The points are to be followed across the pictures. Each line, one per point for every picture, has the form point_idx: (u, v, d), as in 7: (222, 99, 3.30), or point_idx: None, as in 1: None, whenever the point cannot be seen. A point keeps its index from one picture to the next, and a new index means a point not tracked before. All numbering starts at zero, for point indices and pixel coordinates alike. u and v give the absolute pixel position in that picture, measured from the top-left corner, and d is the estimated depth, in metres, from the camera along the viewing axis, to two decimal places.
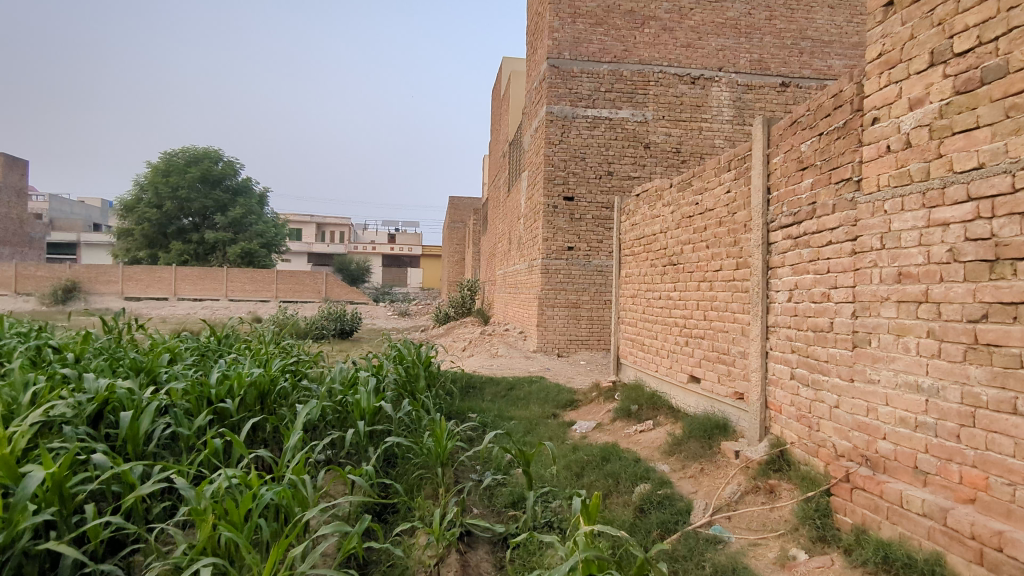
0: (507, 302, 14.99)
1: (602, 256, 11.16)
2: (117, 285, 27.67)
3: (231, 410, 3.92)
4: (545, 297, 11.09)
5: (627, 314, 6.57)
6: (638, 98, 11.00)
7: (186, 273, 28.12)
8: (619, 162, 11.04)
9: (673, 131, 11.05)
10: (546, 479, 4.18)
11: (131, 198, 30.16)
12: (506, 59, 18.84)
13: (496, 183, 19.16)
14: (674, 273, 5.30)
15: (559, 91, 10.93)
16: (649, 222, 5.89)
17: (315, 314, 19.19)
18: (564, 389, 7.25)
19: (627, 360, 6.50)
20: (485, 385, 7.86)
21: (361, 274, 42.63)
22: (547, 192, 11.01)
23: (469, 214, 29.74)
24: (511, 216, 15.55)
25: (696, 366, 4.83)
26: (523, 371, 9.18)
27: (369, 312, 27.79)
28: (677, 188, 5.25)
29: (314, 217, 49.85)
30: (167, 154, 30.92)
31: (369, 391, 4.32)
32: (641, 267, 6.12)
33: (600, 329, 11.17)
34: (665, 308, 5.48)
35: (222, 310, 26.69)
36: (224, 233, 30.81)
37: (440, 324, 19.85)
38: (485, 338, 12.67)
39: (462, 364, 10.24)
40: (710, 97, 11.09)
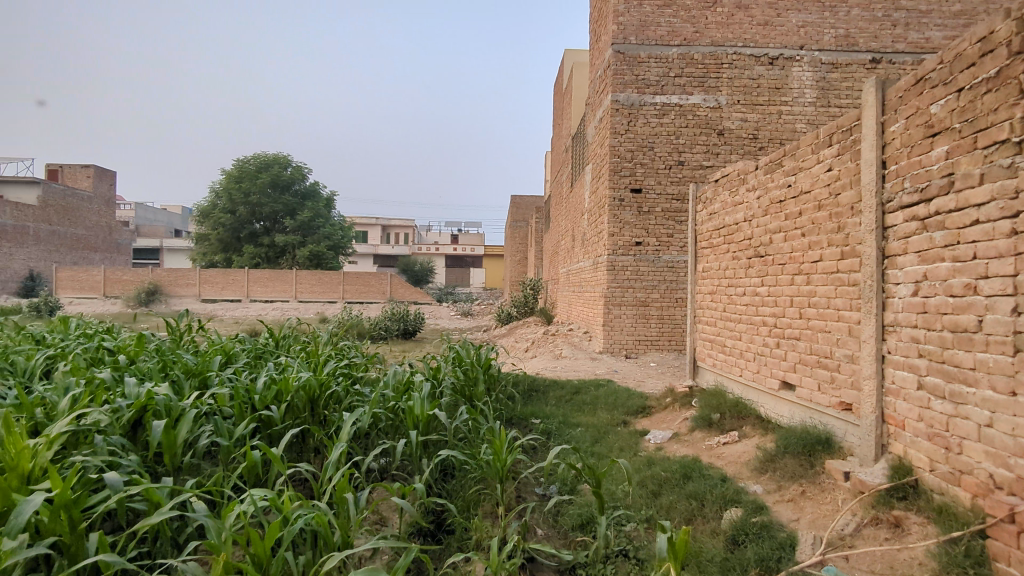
0: (571, 301, 14.50)
1: (672, 251, 10.52)
2: (195, 288, 28.81)
3: (275, 418, 3.65)
4: (612, 295, 10.56)
5: (705, 312, 6.00)
6: (711, 82, 10.42)
7: (258, 275, 28.97)
8: (691, 150, 10.49)
9: (750, 116, 10.45)
10: (619, 498, 3.70)
11: (207, 204, 31.40)
12: (568, 51, 18.43)
13: (559, 179, 18.73)
14: (761, 266, 4.72)
15: (625, 78, 10.44)
16: (731, 210, 5.32)
17: (379, 315, 19.27)
18: (634, 393, 6.73)
19: (706, 364, 5.92)
20: (549, 389, 7.43)
21: (425, 274, 42.95)
22: (612, 184, 10.51)
23: (531, 213, 29.37)
24: (574, 212, 15.07)
25: (789, 371, 4.25)
26: (590, 373, 8.69)
27: (433, 312, 27.80)
28: (764, 170, 4.68)
29: (380, 219, 50.72)
30: (240, 161, 32.02)
31: (424, 396, 3.99)
32: (722, 261, 5.55)
33: (671, 329, 10.54)
34: (751, 306, 4.90)
35: (291, 311, 27.30)
36: (293, 236, 31.59)
37: (503, 324, 19.56)
38: (549, 339, 12.23)
39: (524, 366, 9.84)
40: (791, 79, 10.39)
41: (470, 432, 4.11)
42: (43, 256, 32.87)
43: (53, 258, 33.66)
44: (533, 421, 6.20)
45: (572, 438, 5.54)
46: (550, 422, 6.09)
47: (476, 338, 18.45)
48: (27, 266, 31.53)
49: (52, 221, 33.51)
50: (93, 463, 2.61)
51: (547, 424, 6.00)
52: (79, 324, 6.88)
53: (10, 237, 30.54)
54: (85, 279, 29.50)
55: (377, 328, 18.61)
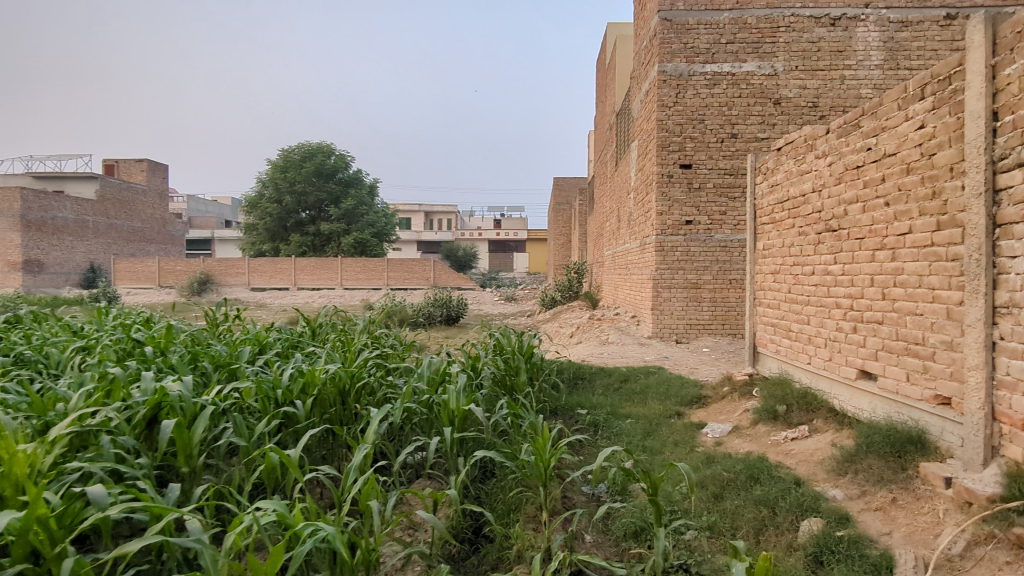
0: (617, 284, 14.00)
1: (725, 229, 9.92)
2: (245, 277, 29.33)
3: (300, 415, 3.38)
4: (661, 277, 10.07)
5: (766, 295, 5.50)
6: (766, 48, 9.77)
7: (305, 263, 29.32)
8: (744, 122, 9.86)
9: (809, 83, 9.77)
10: (676, 501, 3.31)
11: (254, 194, 31.90)
12: (611, 25, 17.79)
13: (603, 158, 18.17)
14: (834, 241, 4.21)
15: (673, 47, 9.88)
16: (797, 180, 4.80)
17: (422, 302, 19.13)
18: (687, 382, 6.28)
19: (768, 350, 5.43)
20: (594, 378, 7.04)
21: (468, 260, 42.86)
22: (660, 160, 9.97)
23: (575, 195, 28.84)
24: (619, 192, 14.53)
25: (869, 359, 3.76)
26: (638, 360, 8.26)
27: (477, 298, 27.66)
28: (837, 133, 4.16)
29: (423, 206, 50.83)
30: (285, 150, 32.37)
31: (460, 389, 3.68)
32: (786, 237, 5.05)
33: (725, 312, 9.98)
34: (821, 286, 4.41)
35: (338, 299, 27.53)
36: (338, 224, 31.81)
37: (547, 310, 19.19)
38: (594, 324, 11.77)
39: (569, 353, 9.46)
40: (855, 40, 9.64)
41: (511, 428, 3.77)
42: (102, 248, 33.99)
43: (111, 251, 34.78)
44: (578, 414, 5.83)
45: (621, 432, 5.15)
46: (597, 414, 5.71)
47: (520, 323, 18.12)
48: (87, 258, 32.67)
49: (109, 215, 34.59)
50: (94, 469, 2.37)
51: (594, 417, 5.62)
52: (116, 314, 6.80)
53: (71, 231, 31.67)
54: (141, 270, 30.37)
55: (420, 314, 18.47)
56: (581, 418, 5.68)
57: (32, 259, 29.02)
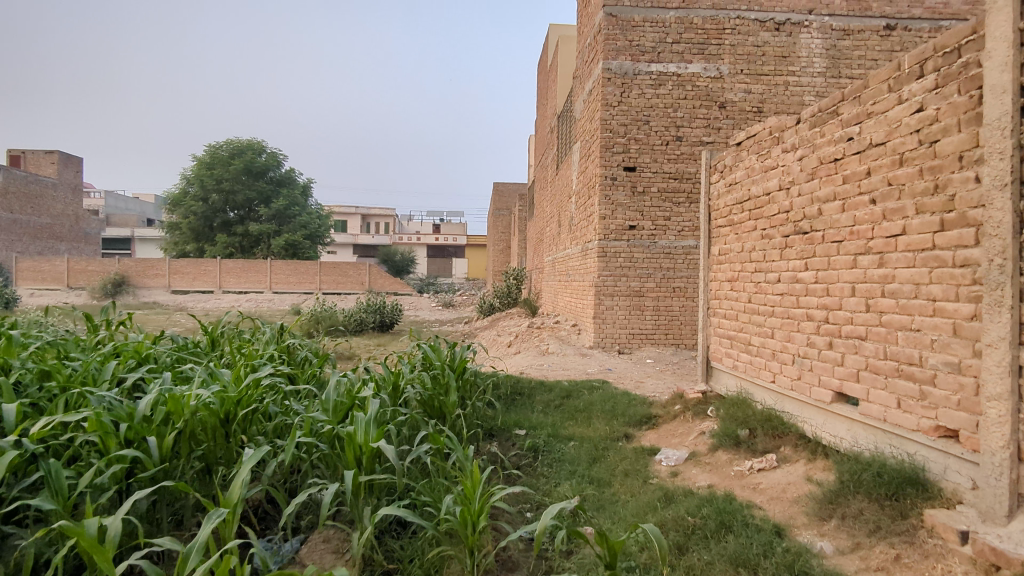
0: (557, 291, 13.50)
1: (669, 235, 9.52)
2: (165, 279, 27.43)
3: (152, 460, 2.60)
4: (603, 285, 9.57)
5: (722, 305, 5.02)
6: (711, 49, 9.45)
7: (231, 265, 27.64)
8: (689, 125, 9.51)
9: (754, 87, 9.51)
10: (631, 555, 2.70)
11: (177, 191, 29.95)
12: (553, 25, 17.40)
13: (544, 162, 17.71)
14: (805, 245, 3.73)
15: (617, 44, 9.44)
16: (760, 177, 4.33)
17: (354, 307, 18.13)
18: (634, 399, 5.74)
19: (724, 366, 4.94)
20: (534, 394, 6.41)
21: (406, 265, 41.76)
22: (604, 162, 9.51)
23: (514, 201, 28.43)
24: (561, 195, 14.05)
25: (848, 381, 3.27)
26: (580, 372, 7.70)
27: (413, 304, 26.72)
28: (810, 123, 3.68)
29: (359, 209, 49.42)
30: (210, 146, 30.57)
31: (370, 419, 2.97)
32: (746, 242, 4.57)
33: (668, 321, 9.57)
34: (789, 295, 3.93)
35: (266, 303, 26.04)
36: (268, 225, 30.24)
37: (485, 316, 18.58)
38: (533, 333, 11.17)
39: (507, 364, 8.82)
40: (799, 46, 9.47)
41: (433, 466, 3.08)
42: (4, 246, 31.16)
43: (14, 248, 31.92)
44: (515, 437, 5.17)
45: (564, 460, 4.52)
46: (536, 438, 5.07)
47: (458, 331, 17.41)
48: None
49: (13, 209, 31.78)
50: None
51: (534, 440, 4.97)
52: None
53: None
54: (48, 270, 27.92)
55: (352, 320, 17.48)
56: (520, 443, 5.02)
57: None
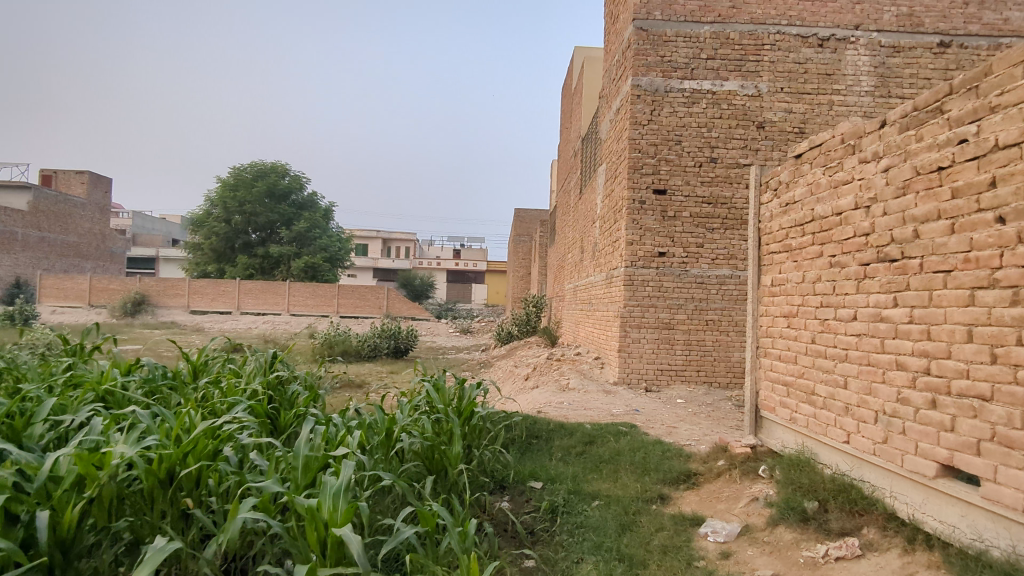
0: (579, 321, 12.76)
1: (701, 263, 8.79)
2: (184, 299, 27.19)
3: (40, 546, 2.02)
4: (629, 315, 8.84)
5: (775, 345, 4.29)
6: (749, 66, 8.82)
7: (250, 286, 27.34)
8: (725, 145, 8.84)
9: (795, 107, 8.83)
10: None
11: (200, 212, 29.91)
12: (580, 47, 16.97)
13: (567, 186, 17.13)
14: (891, 275, 3.02)
15: (648, 59, 8.86)
16: (828, 194, 3.63)
17: (368, 332, 17.56)
18: (669, 450, 4.98)
19: (778, 418, 4.19)
20: (552, 440, 5.67)
21: (426, 290, 41.29)
22: (631, 184, 8.86)
23: (536, 227, 27.92)
24: (584, 221, 13.41)
25: (963, 452, 2.53)
26: (604, 412, 6.94)
27: (431, 330, 26.10)
28: (899, 126, 2.99)
29: (381, 233, 49.35)
30: (235, 168, 30.58)
31: (340, 491, 2.31)
32: (807, 271, 3.86)
33: (700, 357, 8.78)
34: (868, 336, 3.20)
35: (282, 326, 25.60)
36: (289, 247, 29.99)
37: (504, 345, 17.89)
38: (553, 365, 10.42)
39: (525, 401, 8.10)
40: (844, 63, 8.78)
41: (417, 555, 2.40)
42: (31, 263, 31.27)
43: (41, 266, 32.02)
44: (530, 493, 4.44)
45: (587, 526, 3.78)
46: (554, 495, 4.33)
47: (476, 360, 16.71)
48: (12, 272, 29.89)
49: (42, 227, 31.97)
50: None
51: (551, 498, 4.23)
52: None
53: None
54: (70, 287, 27.79)
55: (366, 346, 16.90)
56: (535, 500, 4.29)
57: None
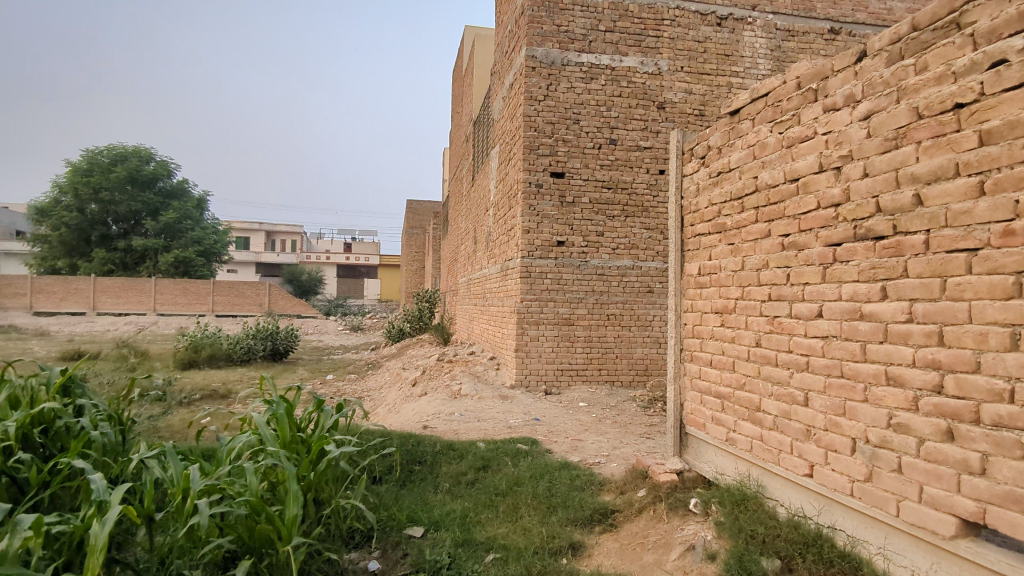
0: (473, 317, 11.79)
1: (602, 254, 8.06)
2: (26, 299, 23.57)
3: None
4: (527, 310, 7.97)
5: (704, 347, 3.51)
6: (648, 42, 8.13)
7: (107, 283, 24.16)
8: (625, 126, 8.10)
9: (695, 87, 8.22)
10: None
11: (46, 201, 26.13)
12: (470, 27, 16.02)
13: (458, 173, 16.13)
14: (878, 258, 2.24)
15: (543, 28, 7.98)
16: (778, 157, 2.86)
17: (241, 332, 15.71)
18: (578, 475, 4.10)
19: (710, 437, 3.41)
20: (436, 468, 4.63)
21: (313, 286, 38.81)
22: (527, 165, 7.96)
23: (428, 219, 26.78)
24: (476, 209, 12.47)
25: (1001, 507, 1.78)
26: (499, 425, 5.99)
27: (316, 328, 24.26)
28: (889, 55, 2.24)
29: (264, 225, 46.15)
30: (87, 151, 27.03)
31: None
32: (748, 257, 3.08)
33: (601, 354, 8.06)
34: (841, 338, 2.43)
35: (145, 327, 22.80)
36: (155, 239, 26.89)
37: (396, 343, 16.68)
38: (445, 368, 9.36)
39: (411, 414, 7.02)
40: (742, 45, 8.31)
41: None
42: None
43: None
44: (406, 545, 3.39)
45: None
46: (435, 549, 3.30)
47: (365, 361, 15.37)
48: None
49: None
50: None
51: (431, 555, 3.20)
52: None
53: None
54: None
55: (238, 348, 15.08)
56: (411, 557, 3.25)
57: None
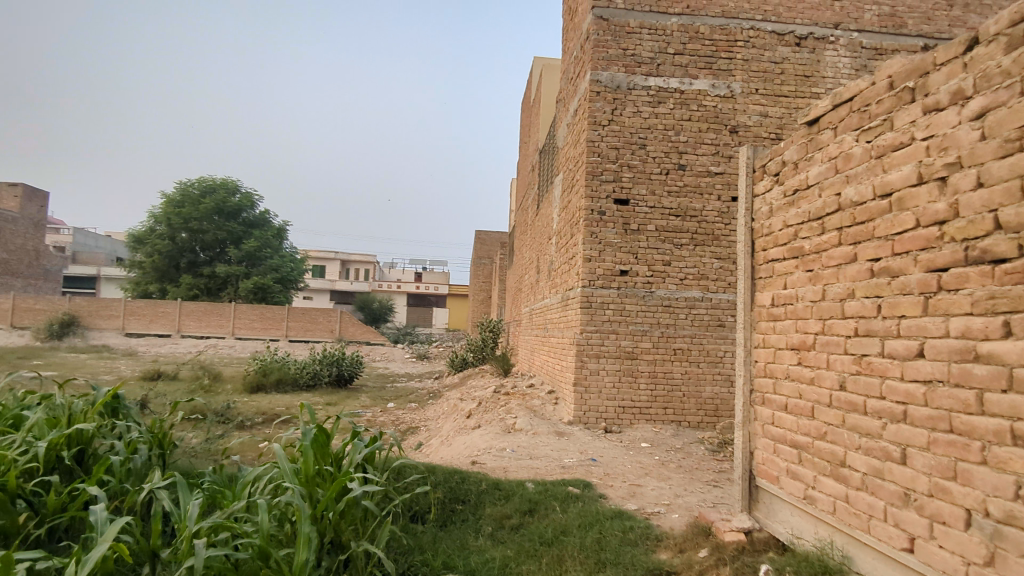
0: (534, 348, 11.46)
1: (668, 284, 7.63)
2: (119, 320, 24.95)
3: None
4: (587, 343, 7.60)
5: (778, 389, 3.07)
6: (721, 64, 7.74)
7: (192, 307, 25.33)
8: (694, 151, 7.71)
9: (771, 110, 7.77)
10: None
11: (142, 229, 27.86)
12: (539, 57, 16.04)
13: (524, 203, 16.01)
14: (997, 286, 1.82)
15: (609, 52, 7.73)
16: (865, 169, 2.47)
17: (308, 357, 15.94)
18: (632, 526, 3.69)
19: (784, 493, 2.96)
20: (480, 509, 4.31)
21: (383, 313, 39.54)
22: (589, 192, 7.66)
23: (496, 249, 26.85)
24: (540, 237, 12.23)
25: None
26: (552, 464, 5.61)
27: (383, 356, 24.54)
28: (1009, 41, 1.85)
29: (339, 254, 47.66)
30: (182, 183, 28.79)
31: None
32: (830, 285, 2.66)
33: (667, 392, 7.56)
34: (947, 384, 1.99)
35: (223, 351, 23.66)
36: (237, 266, 28.09)
37: (459, 373, 16.54)
38: (501, 400, 9.04)
39: (464, 448, 6.73)
40: (823, 65, 7.78)
41: None
42: None
43: None
44: None
45: None
46: None
47: (427, 390, 15.26)
48: None
49: None
50: None
51: None
52: None
53: None
54: None
55: (305, 373, 15.29)
56: None
57: None
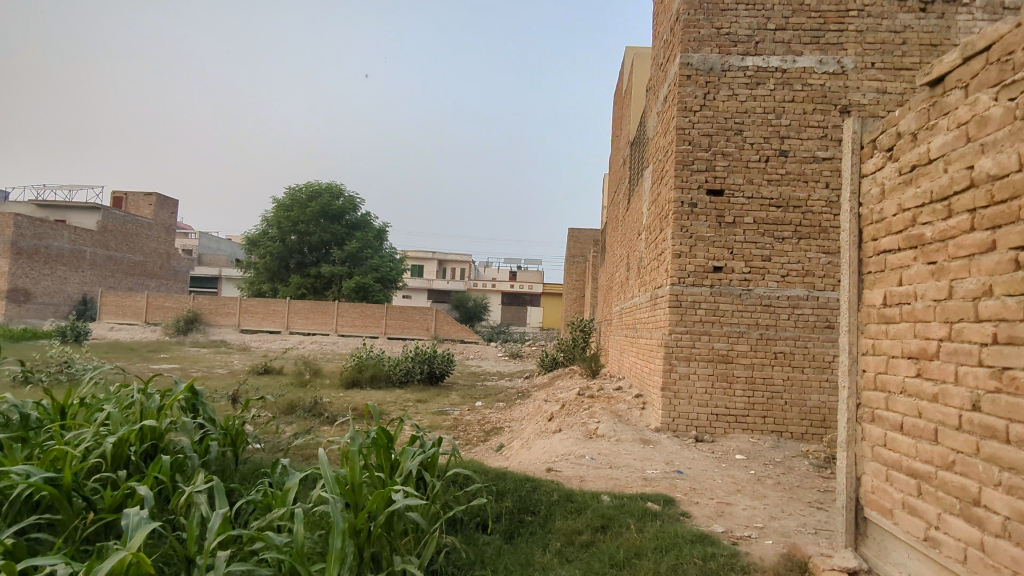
0: (623, 349, 10.98)
1: (768, 282, 6.99)
2: (234, 317, 26.62)
3: None
4: (676, 345, 7.10)
5: (892, 406, 2.57)
6: (829, 37, 6.99)
7: (299, 305, 26.64)
8: (798, 135, 7.03)
9: (890, 86, 6.93)
10: None
11: (256, 232, 29.64)
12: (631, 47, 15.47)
13: (616, 198, 15.51)
14: None
15: (701, 32, 7.18)
16: (1007, 135, 1.97)
17: (401, 355, 16.22)
18: (715, 552, 3.27)
19: (899, 530, 2.47)
20: (549, 522, 4.01)
21: (478, 312, 40.00)
22: (679, 183, 7.16)
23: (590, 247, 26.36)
24: (630, 233, 11.73)
25: None
26: (634, 475, 5.23)
27: (477, 354, 24.73)
28: None
29: (437, 254, 48.74)
30: (291, 188, 30.39)
31: None
32: (958, 280, 2.17)
33: (766, 400, 6.92)
34: None
35: (327, 347, 24.70)
36: (340, 267, 29.27)
37: (549, 373, 16.26)
38: (586, 403, 8.67)
39: (544, 452, 6.45)
40: (954, 32, 6.85)
41: None
42: (101, 281, 30.22)
43: (108, 284, 30.80)
44: None
45: None
46: None
47: (517, 390, 15.10)
48: (81, 291, 28.82)
49: (110, 247, 30.80)
50: None
51: None
52: None
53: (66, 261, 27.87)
54: (126, 305, 27.21)
55: (398, 371, 15.56)
56: None
57: (21, 288, 25.62)
